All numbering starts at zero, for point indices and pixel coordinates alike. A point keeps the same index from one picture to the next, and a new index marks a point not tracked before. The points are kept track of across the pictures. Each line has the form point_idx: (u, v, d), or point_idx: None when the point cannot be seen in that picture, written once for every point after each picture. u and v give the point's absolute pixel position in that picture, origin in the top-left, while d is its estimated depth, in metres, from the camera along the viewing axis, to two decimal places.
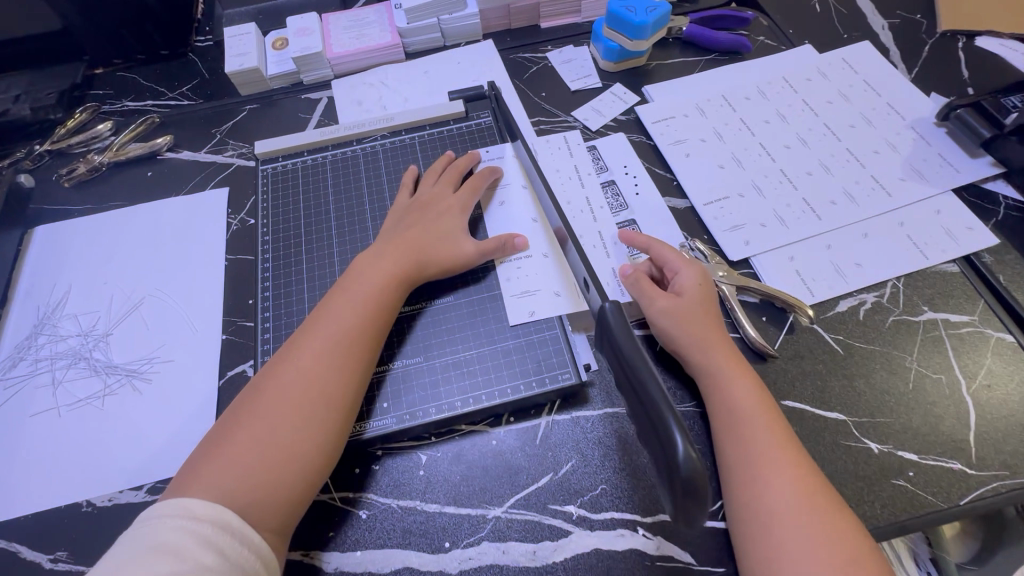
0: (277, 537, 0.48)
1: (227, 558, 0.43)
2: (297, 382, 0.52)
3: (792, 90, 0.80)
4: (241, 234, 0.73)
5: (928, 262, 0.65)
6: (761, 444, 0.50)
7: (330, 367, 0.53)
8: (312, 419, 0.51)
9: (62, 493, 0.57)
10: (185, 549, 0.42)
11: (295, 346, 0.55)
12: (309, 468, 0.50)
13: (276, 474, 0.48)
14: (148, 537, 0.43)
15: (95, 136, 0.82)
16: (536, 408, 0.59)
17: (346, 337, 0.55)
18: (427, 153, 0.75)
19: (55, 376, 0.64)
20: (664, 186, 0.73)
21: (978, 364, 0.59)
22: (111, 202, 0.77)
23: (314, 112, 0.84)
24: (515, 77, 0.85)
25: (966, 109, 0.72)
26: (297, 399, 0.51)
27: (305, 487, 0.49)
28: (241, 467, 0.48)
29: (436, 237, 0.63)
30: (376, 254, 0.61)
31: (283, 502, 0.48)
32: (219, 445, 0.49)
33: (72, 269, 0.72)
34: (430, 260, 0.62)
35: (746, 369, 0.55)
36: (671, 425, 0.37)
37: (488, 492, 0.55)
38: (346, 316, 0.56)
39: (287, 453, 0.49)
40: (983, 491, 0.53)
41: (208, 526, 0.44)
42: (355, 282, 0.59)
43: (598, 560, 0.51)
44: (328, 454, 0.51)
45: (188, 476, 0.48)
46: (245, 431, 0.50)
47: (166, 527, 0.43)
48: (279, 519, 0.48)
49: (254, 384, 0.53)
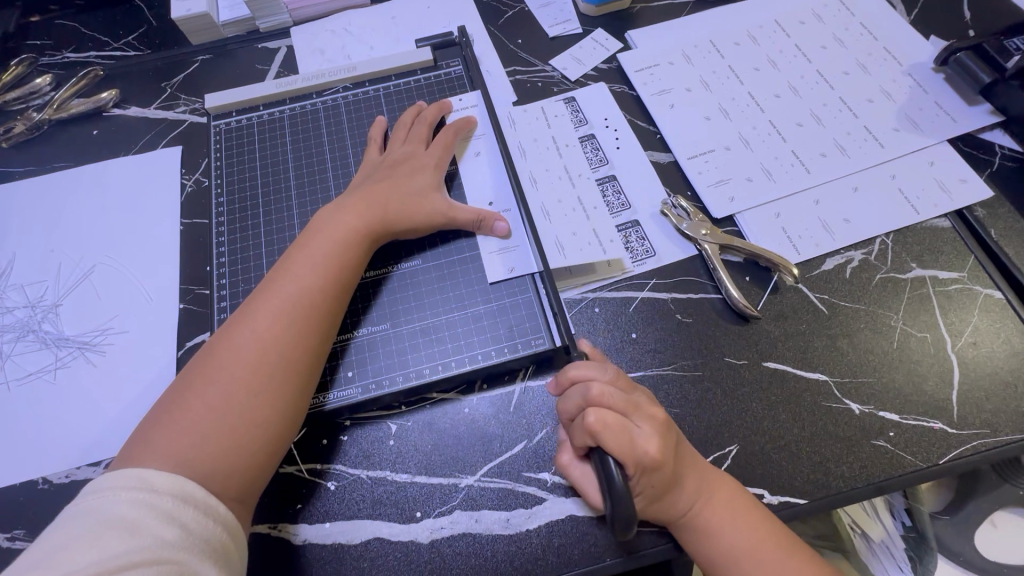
0: (242, 506, 0.46)
1: (190, 531, 0.41)
2: (255, 347, 0.49)
3: (784, 33, 0.75)
4: (195, 196, 0.68)
5: (918, 216, 0.62)
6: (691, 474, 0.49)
7: (290, 330, 0.50)
8: (271, 386, 0.48)
9: (16, 471, 0.55)
10: (143, 523, 0.39)
11: (252, 308, 0.51)
12: (271, 436, 0.48)
13: (234, 442, 0.46)
14: (99, 511, 0.40)
15: (34, 92, 0.76)
16: (509, 373, 0.56)
17: (306, 298, 0.52)
18: (393, 106, 0.70)
19: (2, 349, 0.61)
20: (646, 139, 0.69)
21: (965, 322, 0.57)
22: (54, 164, 0.72)
23: (272, 62, 0.77)
24: (489, 23, 0.78)
25: (966, 53, 0.68)
26: (254, 365, 0.48)
27: (267, 455, 0.47)
28: (198, 436, 0.45)
29: (407, 197, 0.59)
30: (338, 210, 0.57)
31: (243, 472, 0.46)
32: (173, 412, 0.46)
33: (15, 236, 0.67)
34: (400, 222, 0.58)
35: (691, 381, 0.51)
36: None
37: (460, 461, 0.53)
38: (306, 276, 0.53)
39: (246, 421, 0.47)
40: (962, 449, 0.52)
41: (167, 499, 0.41)
42: (316, 239, 0.55)
43: (573, 526, 0.50)
44: (290, 420, 0.49)
45: (140, 445, 0.45)
46: (199, 399, 0.47)
47: (120, 500, 0.40)
48: (242, 489, 0.46)
49: (209, 347, 0.50)
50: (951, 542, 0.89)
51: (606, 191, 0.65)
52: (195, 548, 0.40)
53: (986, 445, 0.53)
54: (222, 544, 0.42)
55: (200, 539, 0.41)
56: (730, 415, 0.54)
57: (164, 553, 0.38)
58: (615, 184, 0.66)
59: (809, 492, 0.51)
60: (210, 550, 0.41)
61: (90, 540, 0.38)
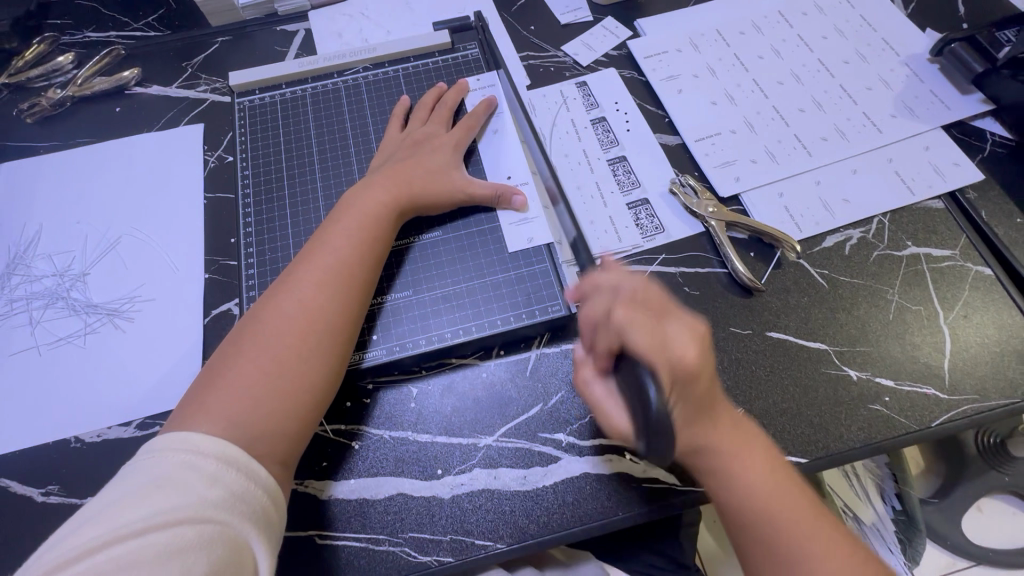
0: (284, 469, 0.48)
1: (232, 493, 0.42)
2: (298, 313, 0.51)
3: (787, 24, 0.78)
4: (219, 171, 0.70)
5: (914, 198, 0.65)
6: (753, 473, 0.48)
7: (329, 299, 0.52)
8: (313, 352, 0.50)
9: (50, 430, 0.57)
10: (188, 483, 0.41)
11: (291, 277, 0.54)
12: (312, 400, 0.50)
13: (281, 405, 0.48)
14: (149, 470, 0.41)
15: (57, 69, 0.77)
16: (526, 341, 0.59)
17: (344, 269, 0.54)
18: (412, 86, 0.72)
19: (32, 316, 0.62)
20: (655, 122, 0.72)
21: (956, 296, 0.61)
22: (78, 139, 0.73)
23: (291, 45, 0.79)
24: (503, 9, 0.81)
25: (960, 44, 0.71)
26: (298, 330, 0.51)
27: (310, 417, 0.50)
28: (247, 399, 0.47)
29: (432, 170, 0.62)
30: (368, 185, 0.60)
31: (288, 433, 0.48)
32: (220, 377, 0.48)
33: (42, 208, 0.69)
34: (427, 194, 0.61)
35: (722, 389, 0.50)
36: (646, 376, 0.40)
37: (478, 422, 0.56)
38: (343, 247, 0.55)
39: (294, 384, 0.49)
40: (953, 414, 0.56)
41: (212, 461, 0.43)
42: (351, 214, 0.57)
43: (586, 483, 0.53)
44: (331, 384, 0.51)
45: (188, 409, 0.47)
46: (246, 363, 0.49)
47: (167, 461, 0.42)
48: (285, 450, 0.48)
49: (250, 316, 0.52)
50: (948, 530, 0.90)
51: (616, 170, 0.68)
52: (236, 510, 0.41)
53: (975, 410, 0.56)
54: (264, 509, 0.43)
55: (242, 502, 0.42)
56: (737, 379, 0.57)
57: (207, 513, 0.40)
58: (626, 164, 0.69)
59: (810, 451, 0.54)
60: (251, 513, 0.42)
61: (140, 498, 0.39)
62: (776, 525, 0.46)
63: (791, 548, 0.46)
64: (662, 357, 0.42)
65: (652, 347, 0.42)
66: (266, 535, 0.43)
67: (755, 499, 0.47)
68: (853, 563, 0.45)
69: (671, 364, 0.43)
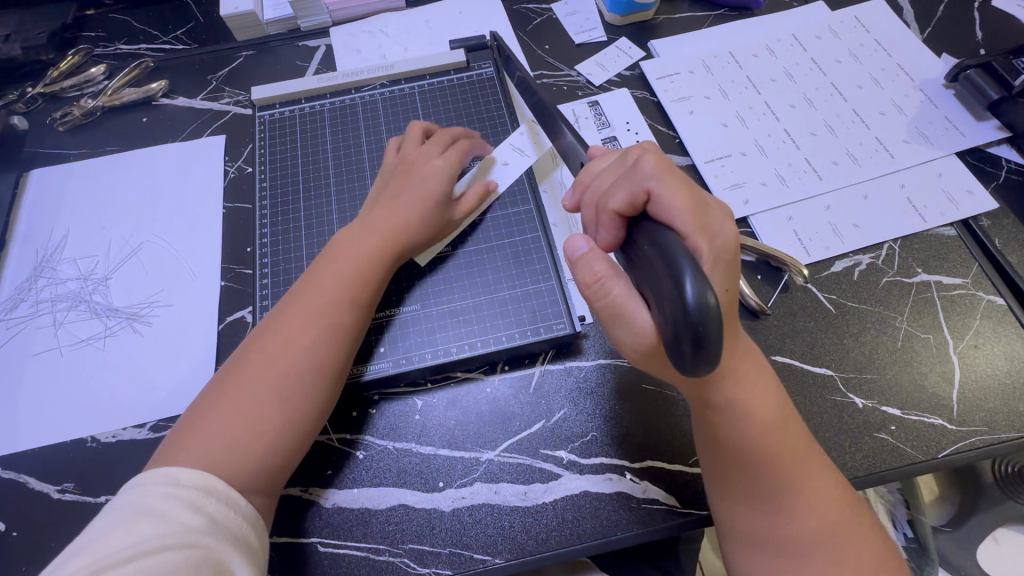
0: (265, 499, 0.50)
1: (215, 521, 0.44)
2: (283, 354, 0.52)
3: (801, 47, 0.78)
4: (238, 181, 0.73)
5: (925, 225, 0.65)
6: (765, 423, 0.44)
7: (319, 340, 0.53)
8: (299, 392, 0.51)
9: (67, 430, 0.59)
10: (171, 512, 0.43)
11: (285, 314, 0.54)
12: (295, 438, 0.51)
13: (264, 443, 0.49)
14: (134, 502, 0.43)
15: (89, 80, 0.81)
16: (530, 357, 0.60)
17: (336, 308, 0.54)
18: (427, 104, 0.74)
19: (55, 318, 0.65)
20: (666, 143, 0.72)
21: (966, 325, 0.60)
22: (106, 147, 0.76)
23: (312, 60, 0.82)
24: (519, 28, 0.82)
25: (976, 70, 0.71)
26: (282, 372, 0.51)
27: (292, 455, 0.51)
28: (231, 438, 0.48)
29: (419, 209, 0.60)
30: (363, 226, 0.59)
31: (271, 469, 0.50)
32: (207, 416, 0.50)
33: (69, 214, 0.71)
34: (416, 236, 0.60)
35: (756, 369, 0.45)
36: (683, 269, 0.33)
37: (480, 437, 0.56)
38: (332, 287, 0.55)
39: (278, 423, 0.50)
40: (961, 446, 0.55)
41: (194, 492, 0.45)
42: (346, 252, 0.58)
43: (585, 501, 0.53)
44: (313, 423, 0.52)
45: (173, 446, 0.48)
46: (233, 402, 0.50)
47: (151, 494, 0.44)
48: (264, 483, 0.49)
49: (242, 352, 0.54)
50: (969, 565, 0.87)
51: None
52: (219, 536, 0.43)
53: (984, 442, 0.55)
54: (244, 535, 0.46)
55: (223, 529, 0.44)
56: None
57: (191, 538, 0.42)
58: None
59: None
60: (233, 539, 0.44)
61: (126, 527, 0.41)
62: (777, 476, 0.44)
63: (786, 499, 0.44)
64: (697, 219, 0.39)
65: (687, 215, 0.39)
66: (248, 559, 0.45)
67: (766, 457, 0.44)
68: (843, 506, 0.45)
69: (711, 244, 0.39)
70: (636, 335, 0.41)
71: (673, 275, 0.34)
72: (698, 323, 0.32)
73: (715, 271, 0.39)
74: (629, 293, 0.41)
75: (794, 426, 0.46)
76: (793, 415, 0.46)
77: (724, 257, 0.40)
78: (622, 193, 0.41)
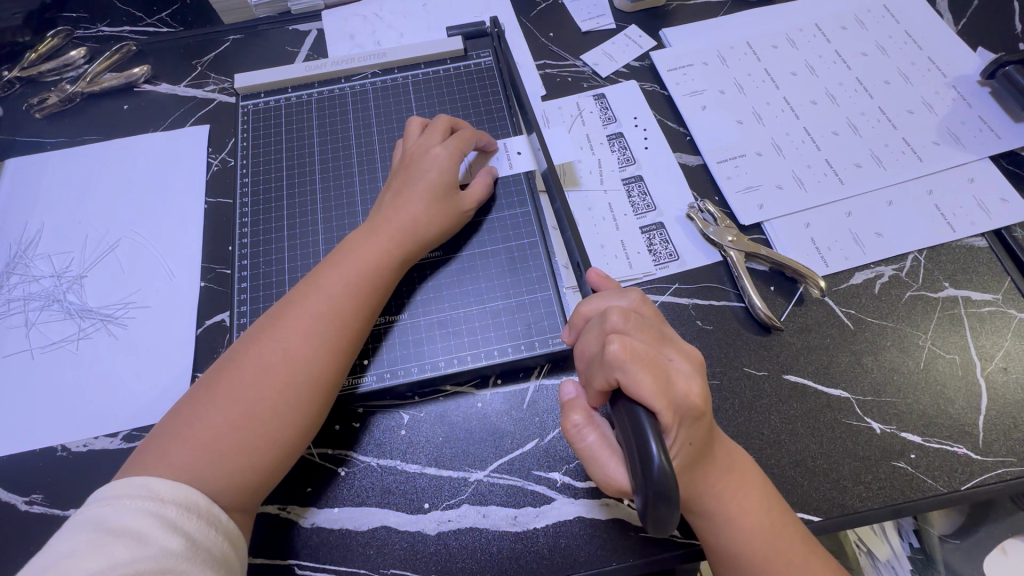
0: (244, 515, 0.46)
1: (194, 542, 0.41)
2: (282, 365, 0.48)
3: (824, 38, 0.73)
4: (221, 175, 0.69)
5: (954, 235, 0.60)
6: (744, 521, 0.44)
7: (315, 348, 0.49)
8: (292, 404, 0.48)
9: (37, 437, 0.56)
10: (149, 532, 0.39)
11: (278, 318, 0.51)
12: (285, 452, 0.48)
13: (252, 458, 0.46)
14: (100, 522, 0.39)
15: (69, 64, 0.76)
16: (524, 371, 0.56)
17: (334, 316, 0.51)
18: (420, 94, 0.70)
19: (28, 317, 0.62)
20: (676, 141, 0.68)
21: (996, 346, 0.56)
22: (85, 136, 0.73)
23: (302, 46, 0.77)
24: (521, 14, 0.77)
25: (1015, 66, 0.65)
26: (279, 383, 0.48)
27: (277, 470, 0.47)
28: (213, 453, 0.45)
29: (423, 210, 0.56)
30: (368, 228, 0.56)
31: (257, 485, 0.46)
32: (189, 426, 0.46)
33: (45, 206, 0.68)
34: (421, 237, 0.56)
35: (732, 468, 0.45)
36: (647, 437, 0.36)
37: (471, 456, 0.53)
38: (335, 292, 0.51)
39: (265, 438, 0.46)
40: (986, 477, 0.51)
41: (172, 508, 0.41)
42: (348, 255, 0.54)
43: (580, 528, 0.50)
44: (304, 438, 0.49)
45: (154, 451, 0.45)
46: (217, 413, 0.46)
47: (125, 510, 0.40)
48: (249, 501, 0.46)
49: (231, 354, 0.50)
50: None
51: (631, 192, 0.65)
52: (199, 558, 0.40)
53: (1012, 474, 0.51)
54: (224, 555, 0.42)
55: (204, 550, 0.41)
56: (749, 424, 0.53)
57: (166, 562, 0.38)
58: (642, 185, 0.65)
59: (825, 510, 0.50)
60: (213, 561, 0.41)
61: (94, 549, 0.38)
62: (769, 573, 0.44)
63: None
64: (665, 398, 0.39)
65: (657, 392, 0.39)
66: None
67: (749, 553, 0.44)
68: None
69: (679, 408, 0.40)
70: (604, 484, 0.43)
71: (638, 444, 0.36)
72: (652, 508, 0.35)
73: (680, 432, 0.41)
74: (604, 442, 0.43)
75: (788, 522, 0.45)
76: (784, 509, 0.46)
77: (695, 417, 0.41)
78: (599, 375, 0.42)
